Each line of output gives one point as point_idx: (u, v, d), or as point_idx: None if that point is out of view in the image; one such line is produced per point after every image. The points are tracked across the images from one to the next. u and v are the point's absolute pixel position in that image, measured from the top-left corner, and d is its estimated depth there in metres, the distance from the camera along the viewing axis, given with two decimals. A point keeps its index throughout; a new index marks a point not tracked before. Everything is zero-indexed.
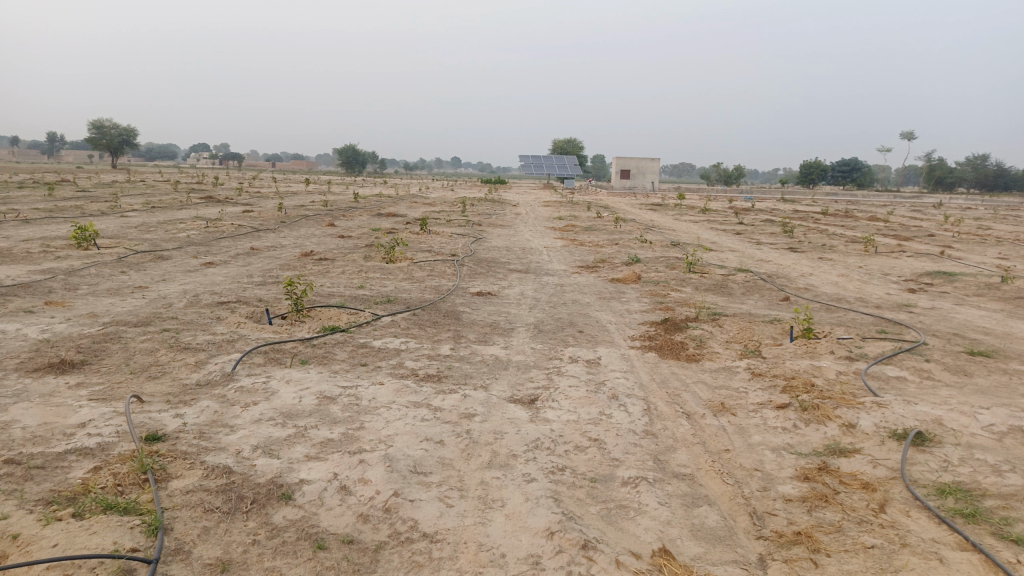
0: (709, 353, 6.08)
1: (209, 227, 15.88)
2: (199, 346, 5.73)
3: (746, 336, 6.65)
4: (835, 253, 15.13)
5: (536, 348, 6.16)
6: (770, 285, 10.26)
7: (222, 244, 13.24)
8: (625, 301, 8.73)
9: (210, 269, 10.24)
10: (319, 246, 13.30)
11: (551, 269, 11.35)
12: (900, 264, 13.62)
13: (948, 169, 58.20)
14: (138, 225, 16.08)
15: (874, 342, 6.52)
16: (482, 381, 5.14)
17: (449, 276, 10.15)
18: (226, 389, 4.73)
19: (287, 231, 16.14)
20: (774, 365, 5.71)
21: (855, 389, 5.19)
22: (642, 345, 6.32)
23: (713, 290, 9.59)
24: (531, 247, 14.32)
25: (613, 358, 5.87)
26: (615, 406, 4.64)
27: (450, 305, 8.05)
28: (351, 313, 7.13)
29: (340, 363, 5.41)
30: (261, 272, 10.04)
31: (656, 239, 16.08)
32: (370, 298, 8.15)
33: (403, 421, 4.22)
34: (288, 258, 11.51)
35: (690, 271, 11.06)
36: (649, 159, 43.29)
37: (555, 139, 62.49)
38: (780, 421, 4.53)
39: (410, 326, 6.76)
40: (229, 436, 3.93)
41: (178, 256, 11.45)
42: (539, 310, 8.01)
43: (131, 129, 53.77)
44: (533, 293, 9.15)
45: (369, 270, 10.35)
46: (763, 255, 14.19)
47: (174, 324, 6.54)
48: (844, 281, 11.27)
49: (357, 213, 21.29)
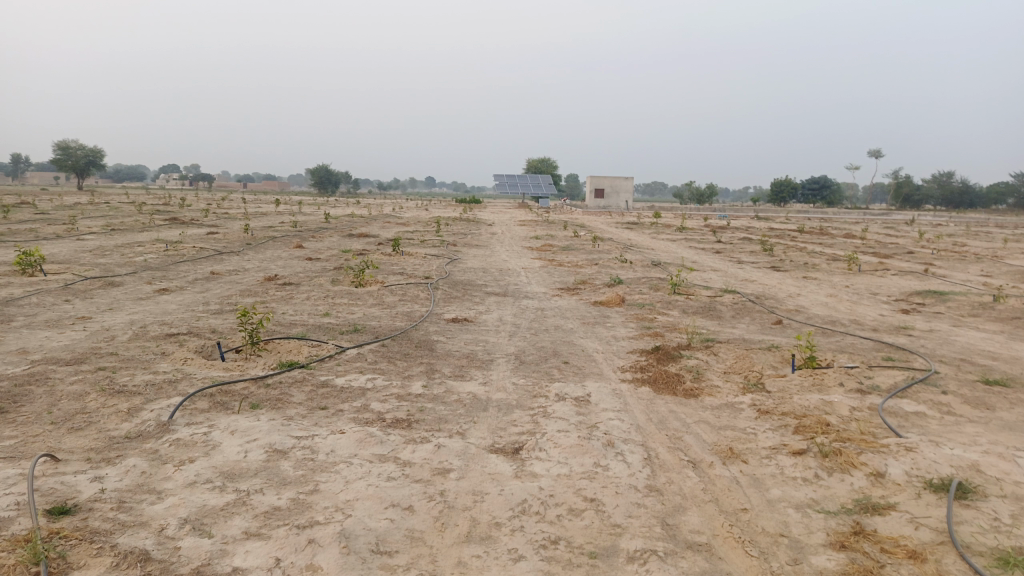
0: (708, 387, 5.52)
1: (167, 250, 15.08)
2: (136, 388, 5.03)
3: (746, 366, 6.11)
4: (819, 272, 14.77)
5: (518, 384, 5.56)
6: (760, 307, 9.77)
7: (181, 268, 12.49)
8: (611, 327, 8.17)
9: (164, 296, 9.50)
10: (285, 270, 12.59)
11: (530, 292, 10.77)
12: (886, 283, 13.25)
13: (916, 186, 58.89)
14: (93, 248, 15.22)
15: (883, 371, 6.02)
16: (458, 426, 4.52)
17: (422, 301, 9.54)
18: (159, 443, 4.05)
19: (252, 253, 15.39)
20: (781, 401, 5.17)
21: (875, 430, 4.66)
22: (634, 379, 5.75)
23: (701, 313, 9.09)
24: (508, 269, 13.73)
25: (604, 394, 5.29)
26: (611, 455, 4.06)
27: (423, 334, 7.42)
28: (313, 346, 6.47)
29: (296, 407, 4.76)
30: (219, 299, 9.33)
31: (637, 259, 15.62)
32: (335, 327, 7.50)
33: (366, 482, 3.59)
34: (249, 284, 10.78)
35: (675, 292, 10.58)
36: (623, 177, 43.10)
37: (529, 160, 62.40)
38: (799, 470, 3.97)
39: (378, 360, 6.13)
40: (155, 508, 3.26)
41: (131, 282, 10.68)
42: (520, 339, 7.41)
43: (99, 150, 52.88)
44: (512, 319, 8.55)
45: (336, 296, 9.70)
46: (747, 274, 13.78)
47: (112, 361, 5.83)
48: (834, 302, 10.83)
49: (327, 234, 20.62)
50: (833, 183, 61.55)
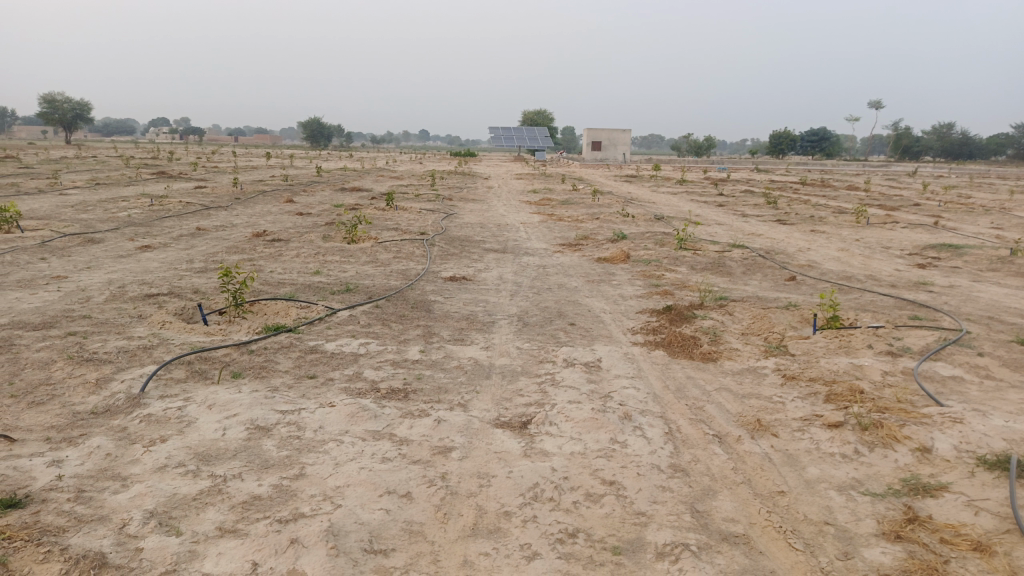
0: (727, 350, 5.12)
1: (152, 205, 14.50)
2: (106, 355, 4.60)
3: (765, 327, 5.72)
4: (827, 225, 14.32)
5: (523, 348, 5.16)
6: (771, 263, 9.34)
7: (166, 224, 11.95)
8: (617, 285, 7.74)
9: (146, 254, 9.02)
10: (274, 226, 12.06)
11: (530, 248, 10.31)
12: (897, 237, 12.81)
13: (916, 137, 58.01)
14: (74, 204, 14.63)
15: (912, 332, 5.62)
16: (459, 396, 4.13)
17: (418, 258, 9.09)
18: (127, 420, 3.65)
19: (241, 209, 14.82)
20: (807, 365, 4.78)
21: (913, 398, 4.28)
22: (647, 342, 5.35)
23: (711, 270, 8.67)
24: (506, 224, 13.22)
25: (616, 360, 4.89)
26: (630, 430, 3.67)
27: (418, 294, 6.98)
28: (302, 307, 6.04)
29: (282, 376, 4.35)
30: (204, 257, 8.84)
31: (639, 213, 15.14)
32: (326, 287, 7.06)
33: (358, 464, 3.20)
34: (237, 240, 10.27)
35: (681, 247, 10.15)
36: (621, 129, 42.20)
37: (525, 112, 61.26)
38: (836, 446, 3.60)
39: (371, 322, 5.72)
40: (118, 499, 2.86)
41: (112, 239, 10.16)
42: (522, 298, 6.99)
43: (85, 104, 51.63)
44: (513, 277, 8.11)
45: (327, 253, 9.23)
46: (753, 228, 13.34)
47: (83, 325, 5.39)
48: (846, 256, 10.40)
49: (319, 188, 20.04)
50: (833, 134, 60.59)
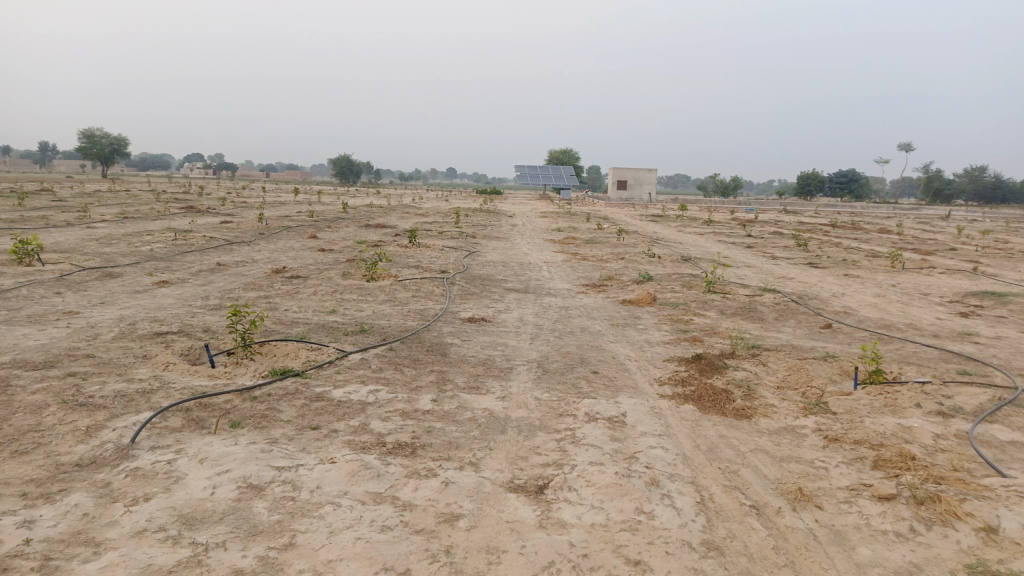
0: (762, 406, 4.76)
1: (176, 239, 14.51)
2: (102, 399, 4.37)
3: (802, 381, 5.34)
4: (861, 269, 13.88)
5: (542, 399, 4.84)
6: (804, 309, 8.95)
7: (187, 259, 11.89)
8: (643, 330, 7.41)
9: (162, 289, 8.89)
10: (294, 262, 11.93)
11: (552, 289, 10.03)
12: (935, 283, 12.33)
13: (947, 180, 57.22)
14: (100, 237, 14.71)
15: (962, 388, 5.21)
16: (471, 454, 3.81)
17: (437, 298, 8.86)
18: (112, 473, 3.38)
19: (263, 244, 14.79)
20: (851, 426, 4.41)
21: (971, 465, 3.88)
22: (675, 395, 5.00)
23: (741, 315, 8.30)
24: (529, 263, 12.98)
25: (641, 415, 4.55)
26: (657, 499, 3.32)
27: (435, 336, 6.70)
28: (312, 349, 5.79)
29: (283, 426, 4.07)
30: (220, 294, 8.69)
31: (665, 253, 14.82)
32: (340, 327, 6.82)
33: (354, 533, 2.89)
34: (255, 276, 10.14)
35: (709, 290, 9.81)
36: (646, 169, 42.11)
37: (551, 151, 61.59)
38: (889, 523, 3.22)
39: (383, 366, 5.45)
40: (87, 569, 2.58)
41: (130, 274, 10.07)
42: (542, 343, 6.69)
43: (122, 140, 52.99)
44: (534, 320, 7.82)
45: (345, 291, 9.04)
46: (784, 271, 12.94)
47: (85, 365, 5.18)
48: (883, 303, 9.97)
49: (343, 224, 20.05)
50: (862, 176, 60.00)
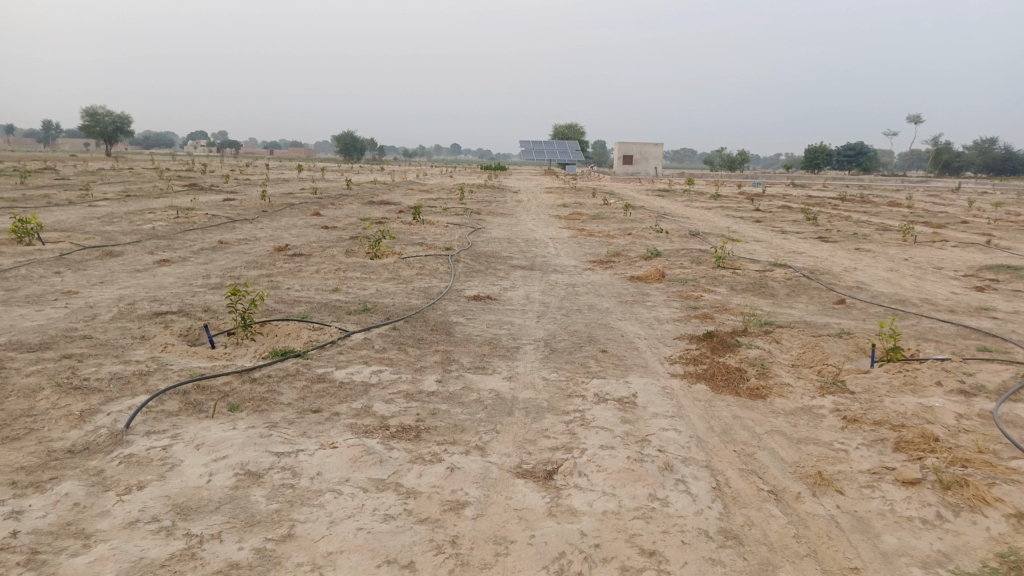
0: (777, 385, 4.61)
1: (178, 217, 14.35)
2: (98, 382, 4.25)
3: (817, 359, 5.19)
4: (872, 243, 13.65)
5: (550, 379, 4.70)
6: (816, 284, 8.76)
7: (189, 237, 11.75)
8: (652, 307, 7.25)
9: (163, 268, 8.75)
10: (297, 240, 11.78)
11: (559, 265, 9.86)
12: (949, 256, 12.11)
13: (957, 152, 56.54)
14: (101, 215, 14.57)
15: (984, 366, 5.05)
16: (477, 438, 3.68)
17: (441, 275, 8.71)
18: (105, 460, 3.26)
19: (266, 221, 14.62)
20: (870, 406, 4.25)
21: (997, 447, 3.73)
22: (687, 375, 4.86)
23: (752, 291, 8.13)
24: (535, 239, 12.80)
25: (653, 395, 4.41)
26: (671, 484, 3.19)
27: (440, 315, 6.56)
28: (314, 329, 5.65)
29: (283, 410, 3.95)
30: (221, 272, 8.55)
31: (672, 228, 14.61)
32: (343, 306, 6.68)
33: (356, 524, 2.76)
34: (257, 255, 9.99)
35: (719, 266, 9.63)
36: (652, 144, 41.66)
37: (556, 126, 61.04)
38: (915, 509, 3.08)
39: (387, 346, 5.31)
40: (75, 564, 2.46)
41: (131, 253, 9.94)
42: (549, 321, 6.54)
43: (125, 117, 52.70)
44: (541, 297, 7.66)
45: (348, 269, 8.89)
46: (794, 246, 12.72)
47: (81, 347, 5.06)
48: (896, 278, 9.77)
49: (347, 201, 19.86)
50: (870, 149, 59.32)
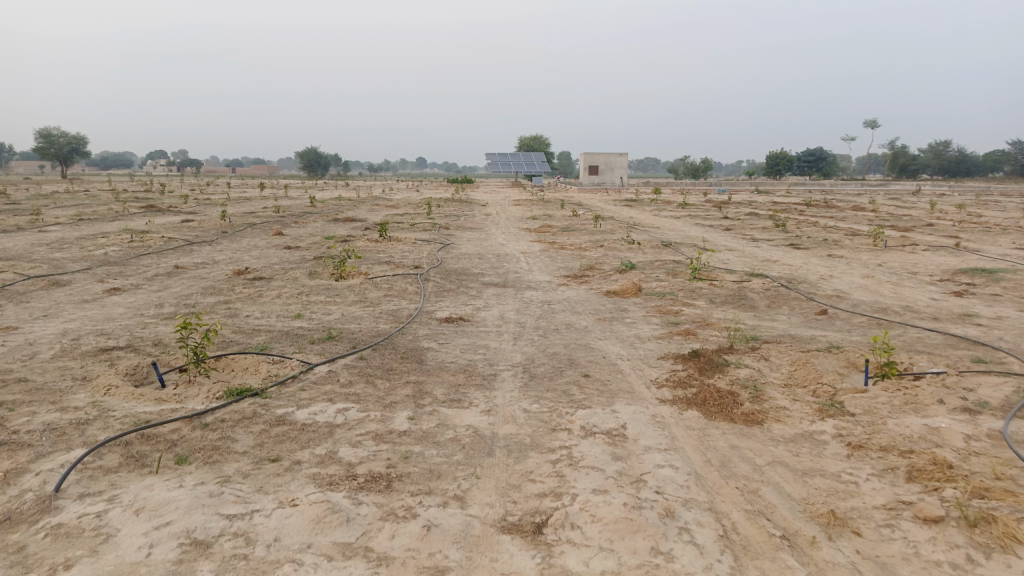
0: (773, 409, 4.33)
1: (133, 241, 13.73)
2: (28, 435, 3.79)
3: (811, 377, 4.92)
4: (844, 249, 13.59)
5: (531, 411, 4.36)
6: (796, 294, 8.56)
7: (143, 263, 11.19)
8: (632, 324, 6.96)
9: (114, 298, 8.23)
10: (258, 263, 11.29)
11: (532, 281, 9.54)
12: (921, 260, 12.06)
13: (913, 156, 57.75)
14: (51, 242, 13.90)
15: (983, 379, 4.83)
16: (456, 486, 3.32)
17: (411, 296, 8.33)
18: (27, 533, 2.81)
19: (227, 243, 14.10)
20: (874, 430, 3.99)
21: (1015, 471, 3.48)
22: (677, 401, 4.55)
23: (733, 304, 7.90)
24: (506, 254, 12.47)
25: (643, 426, 4.09)
26: (674, 535, 2.86)
27: (409, 340, 6.18)
28: (274, 362, 5.23)
29: (238, 461, 3.54)
30: (176, 300, 8.06)
31: (644, 239, 14.41)
32: (306, 334, 6.27)
33: None
34: (215, 279, 9.51)
35: (696, 277, 9.41)
36: (618, 153, 41.71)
37: (521, 137, 61.06)
38: (941, 552, 2.80)
39: (354, 379, 4.92)
40: None
41: (79, 281, 9.38)
42: (526, 343, 6.21)
43: (80, 138, 51.33)
44: (515, 317, 7.32)
45: (312, 292, 8.46)
46: (767, 254, 12.58)
47: (13, 392, 4.58)
48: (873, 284, 9.64)
49: (311, 219, 19.36)
50: (830, 154, 60.35)
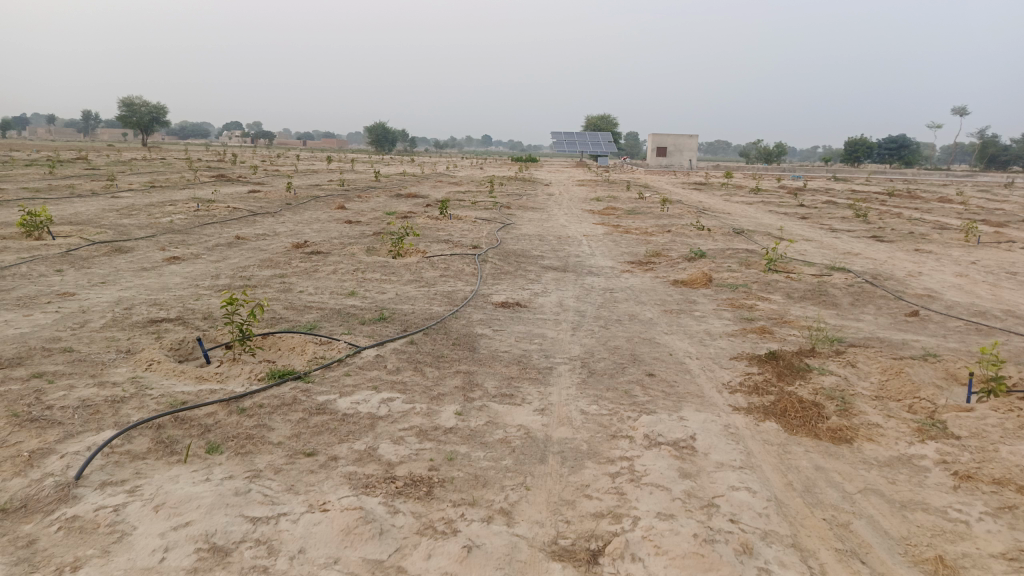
0: (863, 426, 3.85)
1: (198, 210, 13.85)
2: (61, 412, 3.63)
3: (907, 391, 4.39)
4: (932, 244, 12.66)
5: (590, 412, 3.99)
6: (882, 291, 7.90)
7: (206, 232, 11.22)
8: (701, 318, 6.48)
9: (172, 267, 8.19)
10: (317, 236, 11.19)
11: (595, 266, 9.12)
12: (1019, 259, 11.09)
13: (1006, 146, 54.30)
14: (121, 208, 14.15)
15: None
16: (503, 497, 2.99)
17: (468, 277, 8.03)
18: (39, 525, 2.61)
19: (289, 215, 14.10)
20: (985, 458, 3.47)
21: None
22: (754, 409, 4.10)
23: (812, 300, 7.32)
24: (568, 236, 12.05)
25: (715, 437, 3.67)
26: None
27: (463, 325, 5.88)
28: (320, 343, 4.99)
29: (272, 454, 3.29)
30: (232, 272, 7.96)
31: (714, 225, 13.76)
32: (358, 314, 6.03)
33: None
34: (273, 252, 9.41)
35: (770, 269, 8.82)
36: (688, 135, 40.51)
37: (589, 116, 60.02)
38: None
39: (402, 365, 4.64)
40: None
41: (141, 249, 9.41)
42: (587, 333, 5.82)
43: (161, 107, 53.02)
44: (576, 304, 6.93)
45: (368, 269, 8.25)
46: (848, 246, 11.80)
47: (56, 363, 4.46)
48: (968, 284, 8.86)
49: (374, 194, 19.31)
50: (914, 142, 57.31)
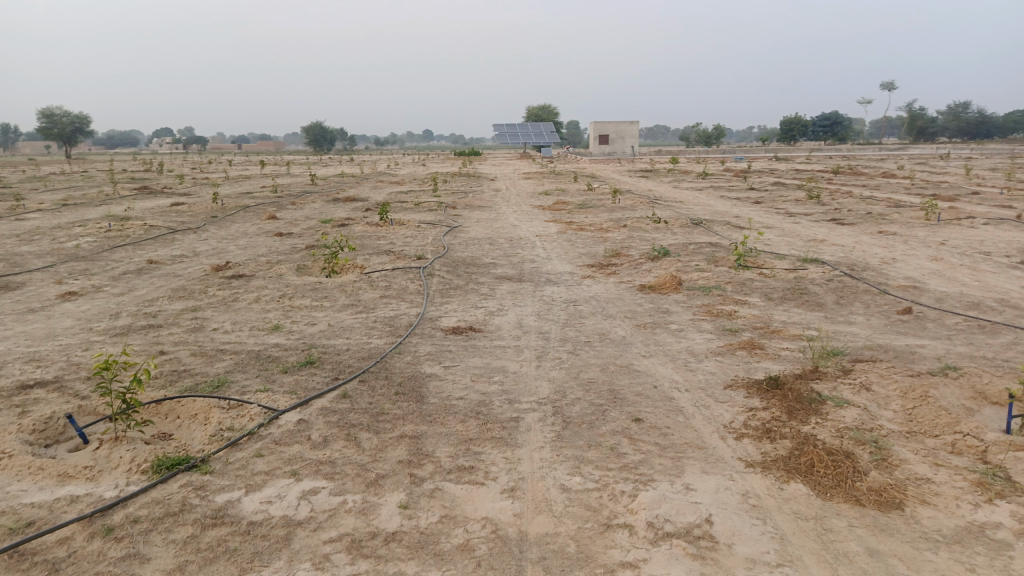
0: (911, 484, 3.09)
1: (110, 230, 12.51)
2: None
3: (946, 423, 3.65)
4: (893, 224, 12.23)
5: (573, 488, 3.13)
6: (865, 285, 7.25)
7: (116, 257, 9.99)
8: (680, 333, 5.70)
9: (65, 306, 7.02)
10: (242, 254, 10.07)
11: (551, 273, 8.28)
12: (986, 237, 10.67)
13: (933, 118, 55.55)
14: (22, 232, 12.71)
15: None
16: None
17: (411, 296, 7.09)
18: None
19: (214, 230, 12.88)
20: None
21: None
22: (775, 467, 3.30)
23: (796, 301, 6.62)
24: (519, 237, 11.19)
25: (737, 519, 2.86)
26: None
27: (408, 364, 4.95)
28: (228, 408, 4.00)
29: None
30: (136, 308, 6.84)
31: (671, 216, 13.08)
32: (280, 358, 5.05)
33: None
34: (190, 278, 8.28)
35: (740, 266, 8.13)
36: (630, 121, 40.09)
37: (528, 106, 59.29)
38: None
39: (330, 434, 3.69)
40: None
41: (34, 284, 8.18)
42: (554, 364, 4.96)
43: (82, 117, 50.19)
44: (536, 324, 6.08)
45: (297, 294, 7.24)
46: (812, 232, 11.22)
47: None
48: (946, 269, 8.32)
49: (310, 200, 18.13)
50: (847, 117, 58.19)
